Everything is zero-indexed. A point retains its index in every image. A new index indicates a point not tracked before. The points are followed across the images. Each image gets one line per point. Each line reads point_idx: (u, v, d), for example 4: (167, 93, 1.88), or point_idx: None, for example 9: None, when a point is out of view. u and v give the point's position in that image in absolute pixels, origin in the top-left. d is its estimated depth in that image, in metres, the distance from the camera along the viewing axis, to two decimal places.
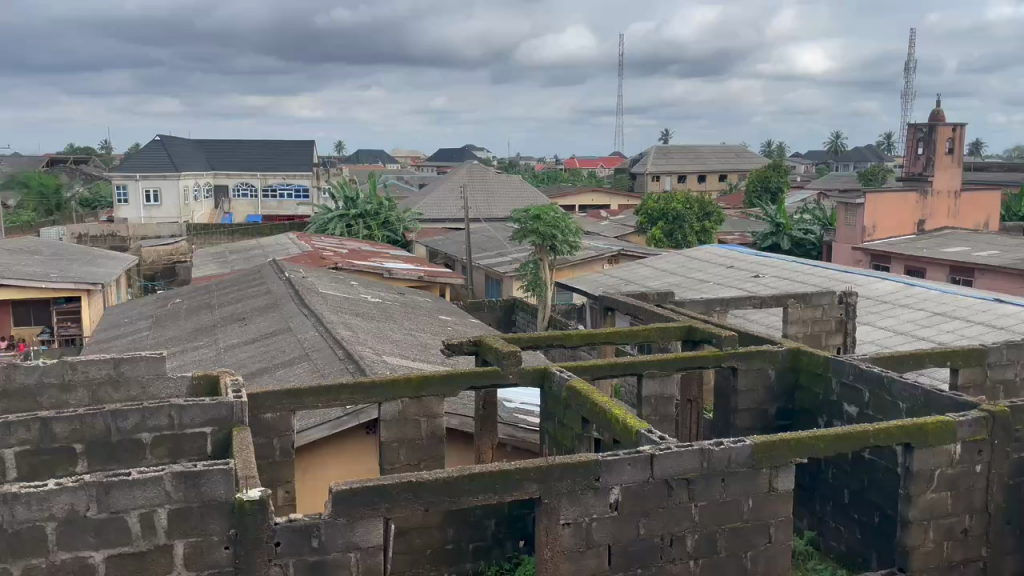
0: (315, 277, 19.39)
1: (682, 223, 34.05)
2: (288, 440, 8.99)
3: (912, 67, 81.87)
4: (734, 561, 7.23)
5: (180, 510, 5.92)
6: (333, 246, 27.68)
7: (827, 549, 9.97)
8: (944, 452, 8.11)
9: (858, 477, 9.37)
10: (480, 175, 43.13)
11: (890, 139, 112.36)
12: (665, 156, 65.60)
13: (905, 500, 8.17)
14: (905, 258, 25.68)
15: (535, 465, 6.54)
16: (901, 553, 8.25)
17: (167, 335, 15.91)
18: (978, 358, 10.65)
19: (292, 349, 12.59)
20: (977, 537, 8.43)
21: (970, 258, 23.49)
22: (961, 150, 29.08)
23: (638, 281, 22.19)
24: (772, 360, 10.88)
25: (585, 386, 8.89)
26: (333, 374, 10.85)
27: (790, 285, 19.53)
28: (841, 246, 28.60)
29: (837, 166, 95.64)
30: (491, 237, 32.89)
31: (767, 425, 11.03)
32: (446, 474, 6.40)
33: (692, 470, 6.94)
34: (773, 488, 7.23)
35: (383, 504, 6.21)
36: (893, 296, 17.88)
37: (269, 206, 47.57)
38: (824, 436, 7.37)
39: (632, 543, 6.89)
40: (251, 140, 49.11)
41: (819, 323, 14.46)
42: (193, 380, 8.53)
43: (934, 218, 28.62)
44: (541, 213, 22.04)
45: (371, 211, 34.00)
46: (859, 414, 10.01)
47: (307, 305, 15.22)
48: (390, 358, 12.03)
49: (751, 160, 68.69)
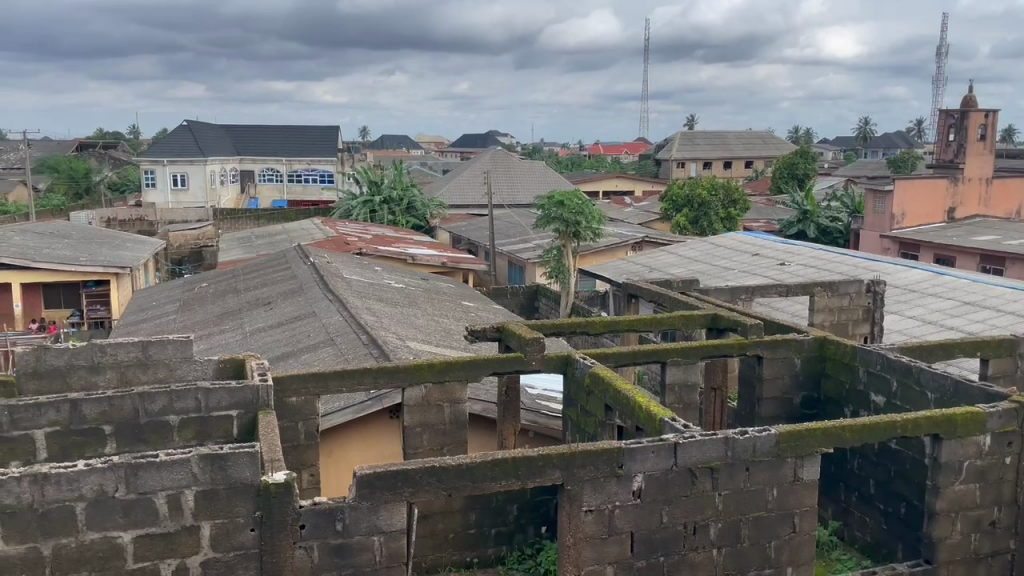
0: (339, 262, 19.49)
1: (707, 210, 33.78)
2: (313, 423, 9.06)
3: (943, 50, 80.18)
4: (757, 550, 7.19)
5: (207, 492, 5.99)
6: (357, 231, 27.79)
7: (852, 540, 9.90)
8: (973, 443, 7.99)
9: (884, 467, 9.27)
10: (504, 160, 43.07)
11: (920, 124, 110.28)
12: (689, 143, 65.18)
13: (932, 491, 8.09)
14: (933, 246, 25.39)
15: (558, 452, 6.53)
16: (927, 545, 8.16)
17: (194, 318, 16.13)
18: (1010, 348, 10.43)
19: (316, 333, 12.70)
20: (1006, 529, 8.31)
21: (1002, 246, 23.08)
22: (993, 136, 28.23)
23: (662, 269, 22.08)
24: (798, 349, 10.78)
25: (608, 373, 8.85)
26: (357, 358, 10.93)
27: (816, 273, 19.33)
28: (869, 233, 28.33)
29: (866, 152, 94.41)
30: (514, 224, 32.89)
31: (792, 413, 10.95)
32: (469, 459, 6.41)
33: (716, 459, 6.89)
34: (797, 478, 7.17)
35: (405, 488, 6.24)
36: (921, 285, 17.62)
37: (294, 191, 47.85)
38: (851, 425, 7.28)
39: (655, 531, 6.87)
40: (276, 125, 49.36)
41: (845, 312, 14.29)
42: (219, 363, 8.67)
43: (965, 206, 28.10)
44: (564, 200, 21.87)
45: (396, 196, 34.07)
46: (887, 403, 9.89)
47: (331, 290, 15.31)
48: (414, 344, 12.08)
49: (778, 146, 67.91)
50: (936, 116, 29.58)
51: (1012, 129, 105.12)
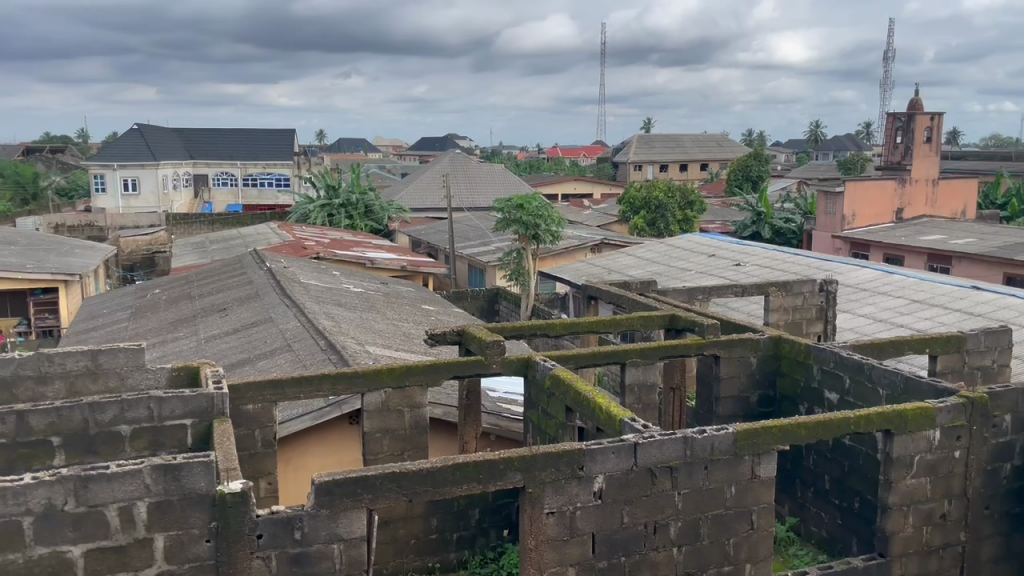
0: (297, 267, 19.23)
1: (665, 212, 34.09)
2: (270, 431, 8.92)
3: (890, 56, 82.09)
4: (717, 548, 7.27)
5: (159, 503, 5.86)
6: (314, 235, 27.51)
7: (808, 535, 10.06)
8: (923, 438, 8.19)
9: (839, 463, 9.46)
10: (463, 163, 43.04)
11: (868, 128, 112.93)
12: (646, 146, 65.85)
13: (886, 485, 8.25)
14: (883, 246, 26.00)
15: (519, 455, 6.52)
16: (881, 538, 8.31)
17: (147, 325, 15.77)
18: (957, 344, 10.68)
19: (273, 339, 12.52)
20: (956, 522, 8.54)
21: (948, 245, 23.75)
22: (938, 138, 28.83)
23: (621, 270, 22.26)
24: (754, 348, 10.94)
25: (568, 374, 8.88)
26: (316, 364, 10.80)
27: (771, 273, 19.66)
28: (821, 234, 28.91)
29: (818, 155, 96.32)
30: (474, 227, 32.90)
31: (748, 412, 11.11)
32: (429, 464, 6.37)
33: (675, 458, 6.96)
34: (755, 475, 7.27)
35: (365, 495, 6.18)
36: (872, 284, 18.03)
37: (249, 196, 47.21)
38: (806, 423, 7.43)
39: (615, 532, 6.90)
40: (230, 129, 48.60)
41: (799, 311, 14.55)
42: (172, 371, 8.44)
43: (912, 207, 28.83)
44: (524, 203, 21.86)
45: (354, 200, 33.78)
46: (840, 401, 10.07)
47: (288, 295, 15.12)
48: (373, 348, 11.98)
49: (732, 149, 68.91)
50: (884, 119, 30.10)
51: (957, 131, 108.03)
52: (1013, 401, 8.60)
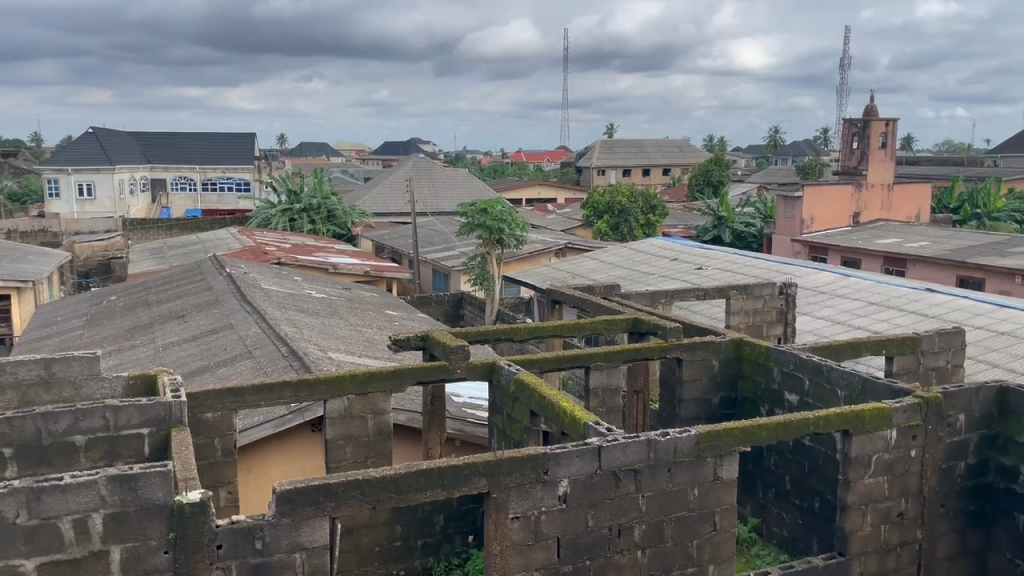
0: (257, 273, 18.99)
1: (628, 217, 34.36)
2: (230, 440, 8.77)
3: (846, 64, 83.70)
4: (680, 550, 7.32)
5: (115, 514, 5.74)
6: (276, 241, 27.20)
7: (770, 535, 10.18)
8: (880, 438, 8.34)
9: (799, 464, 9.60)
10: (427, 168, 42.93)
11: (825, 134, 115.08)
12: (609, 151, 66.32)
13: (844, 485, 8.38)
14: (841, 250, 26.51)
15: (482, 460, 6.50)
16: (840, 538, 8.44)
17: (102, 333, 15.44)
18: (912, 345, 10.90)
19: (234, 346, 12.33)
20: (913, 520, 8.71)
21: (903, 249, 24.30)
22: (893, 143, 29.39)
23: (585, 274, 22.37)
24: (715, 350, 11.06)
25: (532, 379, 8.89)
26: (277, 371, 10.66)
27: (732, 276, 19.91)
28: (780, 238, 29.36)
29: (777, 160, 97.88)
30: (438, 231, 32.82)
31: (710, 414, 11.23)
32: (392, 471, 6.32)
33: (639, 461, 6.99)
34: (717, 476, 7.34)
35: (328, 503, 6.11)
36: (830, 286, 18.36)
37: (209, 201, 46.56)
38: (766, 425, 7.53)
39: (580, 535, 6.91)
40: (188, 133, 47.89)
41: (760, 314, 14.75)
42: (128, 380, 8.27)
43: (868, 211, 29.44)
44: (488, 207, 21.88)
45: (316, 205, 33.50)
46: (800, 402, 10.22)
47: (248, 301, 14.93)
48: (335, 355, 11.87)
49: (693, 154, 69.72)
50: (840, 125, 30.53)
51: (910, 136, 110.53)
52: (967, 401, 8.82)
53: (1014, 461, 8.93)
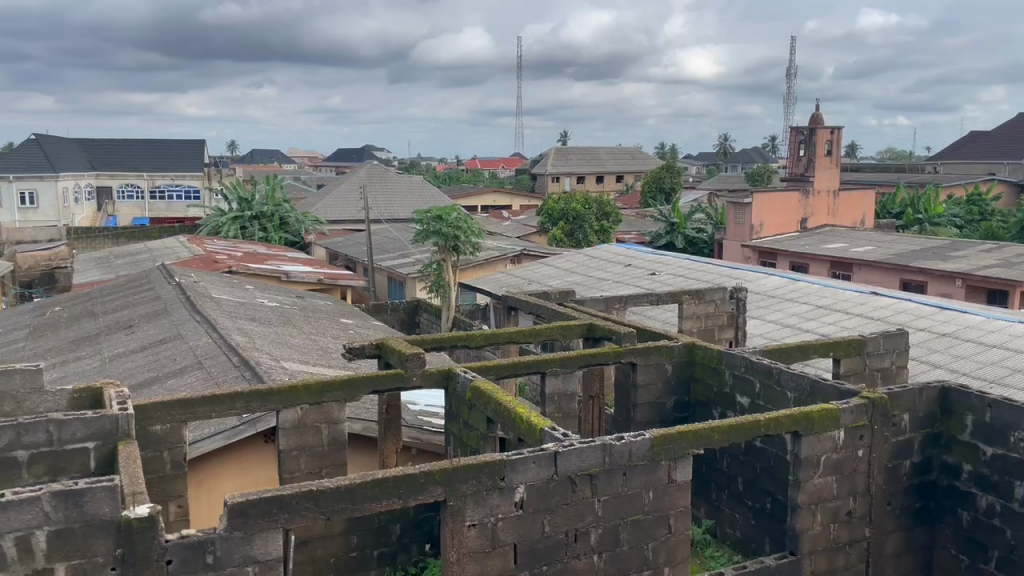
0: (208, 282, 18.66)
1: (582, 223, 34.65)
2: (180, 452, 8.60)
3: (792, 74, 85.62)
4: (636, 554, 7.38)
5: (60, 531, 5.59)
6: (227, 249, 26.77)
7: (724, 536, 10.32)
8: (829, 438, 8.52)
9: (751, 465, 9.77)
10: (380, 175, 42.72)
11: (773, 142, 117.49)
12: (563, 158, 66.79)
13: (795, 486, 8.53)
14: (790, 254, 27.09)
15: (438, 468, 6.48)
16: (792, 537, 8.59)
17: (46, 345, 15.01)
18: (858, 347, 11.16)
19: (183, 357, 12.09)
20: (861, 518, 8.91)
21: (849, 253, 24.93)
22: (839, 151, 30.13)
23: (540, 280, 22.47)
24: (669, 355, 11.19)
25: (488, 385, 8.89)
26: (228, 382, 10.48)
27: (685, 281, 20.18)
28: (731, 243, 29.79)
29: (727, 167, 99.70)
30: (393, 239, 32.66)
31: (665, 418, 11.36)
32: (348, 481, 6.26)
33: (595, 466, 7.04)
34: (671, 479, 7.42)
35: (281, 515, 6.03)
36: (780, 290, 18.74)
37: (157, 209, 45.72)
38: (719, 427, 7.65)
39: (536, 541, 6.93)
40: (136, 139, 46.92)
41: (712, 318, 14.97)
42: (73, 393, 8.05)
43: (815, 217, 30.13)
44: (443, 214, 21.85)
45: (268, 212, 33.07)
46: (751, 404, 10.39)
47: (198, 310, 14.66)
48: (289, 364, 11.72)
49: (646, 161, 70.60)
50: (787, 133, 31.29)
51: (855, 144, 113.52)
52: (910, 401, 9.08)
53: (956, 459, 9.21)
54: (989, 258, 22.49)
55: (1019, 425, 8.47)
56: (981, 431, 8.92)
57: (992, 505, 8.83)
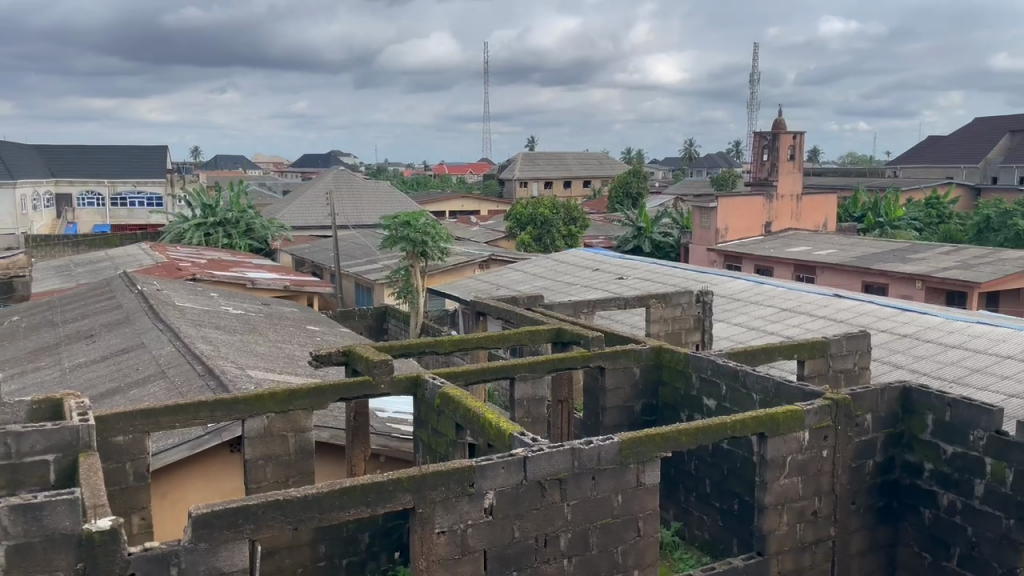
0: (171, 289, 18.39)
1: (550, 227, 34.77)
2: (143, 463, 8.45)
3: (755, 80, 86.80)
4: (605, 557, 7.41)
5: (19, 546, 5.47)
6: (190, 256, 26.40)
7: (692, 538, 10.39)
8: (794, 439, 8.63)
9: (718, 467, 9.86)
10: (347, 180, 42.47)
11: (738, 147, 118.97)
12: (531, 163, 66.98)
13: (762, 487, 8.61)
14: (754, 258, 27.43)
15: (407, 475, 6.44)
16: (759, 538, 8.68)
17: (4, 356, 14.65)
18: (822, 349, 11.31)
19: (146, 366, 11.88)
20: (826, 517, 9.04)
21: (812, 257, 25.33)
22: (800, 156, 30.54)
23: (509, 285, 22.49)
24: (636, 358, 11.26)
25: (457, 391, 8.86)
26: (192, 391, 10.32)
27: (652, 285, 20.32)
28: (697, 247, 30.18)
29: (693, 172, 100.70)
30: (360, 245, 32.48)
31: (633, 421, 11.43)
32: (315, 490, 6.19)
33: (564, 470, 7.05)
34: (640, 482, 7.47)
35: (247, 526, 5.95)
36: (745, 293, 18.99)
37: (119, 216, 44.91)
38: (686, 429, 7.70)
39: (506, 546, 6.92)
40: (96, 146, 46.10)
41: (679, 322, 15.10)
42: (32, 404, 7.87)
43: (779, 221, 30.61)
44: (411, 220, 21.78)
45: (232, 218, 32.68)
46: (718, 406, 10.49)
47: (161, 319, 14.42)
48: (255, 372, 11.58)
49: (613, 166, 71.07)
50: (751, 138, 31.55)
51: (817, 149, 115.46)
52: (873, 401, 9.25)
53: (918, 458, 9.38)
54: (948, 260, 23.00)
55: (978, 423, 8.67)
56: (942, 430, 9.10)
57: (954, 503, 9.01)
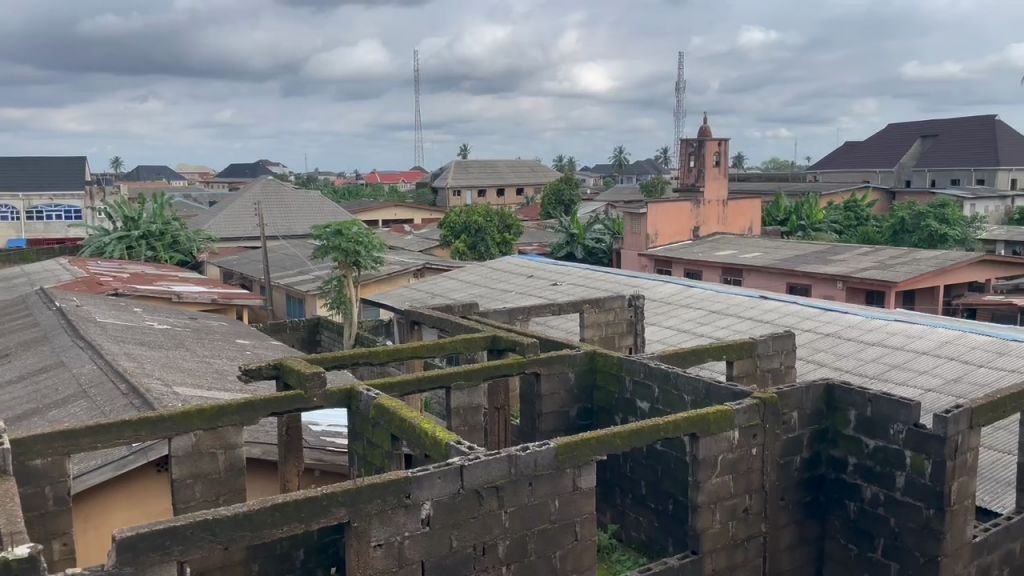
0: (92, 305, 17.71)
1: (484, 235, 34.82)
2: (64, 487, 8.12)
3: (681, 88, 88.75)
4: (543, 562, 7.43)
5: None
6: (112, 270, 25.47)
7: (629, 540, 10.51)
8: (724, 438, 8.83)
9: (653, 468, 10.01)
10: (276, 189, 41.72)
11: (666, 154, 121.44)
12: (463, 171, 66.97)
13: (695, 486, 8.79)
14: (684, 263, 28.00)
15: (341, 489, 6.36)
16: (693, 537, 8.84)
17: None
18: (749, 350, 11.61)
19: (66, 387, 11.41)
20: (757, 514, 9.27)
21: (739, 260, 25.99)
22: (726, 162, 31.45)
23: (443, 294, 22.40)
24: (571, 363, 11.37)
25: (393, 401, 8.78)
26: (115, 411, 9.96)
27: (586, 291, 20.55)
28: (628, 252, 30.66)
29: (623, 179, 102.27)
30: (290, 255, 31.92)
31: (569, 426, 11.54)
32: (245, 507, 6.05)
33: (501, 478, 7.06)
34: (576, 486, 7.52)
35: (175, 548, 5.77)
36: (675, 297, 19.33)
37: (34, 230, 43.00)
38: (620, 433, 7.79)
39: (444, 557, 6.88)
40: (8, 157, 44.13)
41: (612, 326, 15.29)
42: None
43: (706, 225, 31.33)
44: (343, 229, 21.52)
45: (156, 230, 31.70)
46: (650, 408, 10.66)
47: (81, 336, 13.87)
48: (182, 389, 11.24)
49: (545, 174, 71.65)
50: (678, 145, 32.53)
51: (742, 156, 118.98)
52: (798, 399, 9.53)
53: (842, 453, 9.69)
54: (867, 261, 23.92)
55: (897, 417, 9.02)
56: (863, 425, 9.44)
57: (877, 495, 9.34)
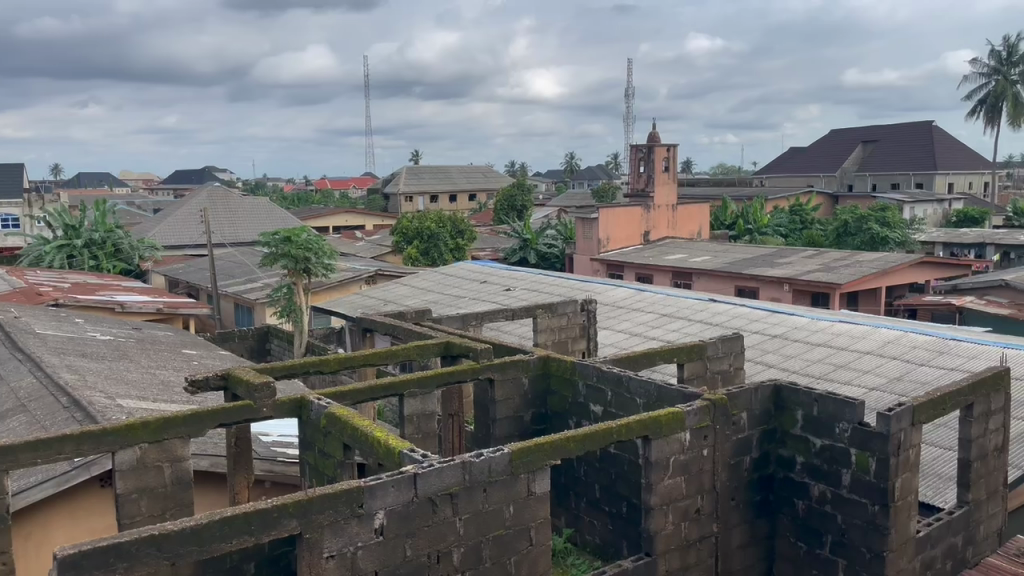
0: (31, 316, 17.17)
1: (437, 241, 34.73)
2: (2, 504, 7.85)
3: (630, 95, 89.92)
4: (499, 568, 7.42)
5: None
6: (52, 280, 24.74)
7: (583, 543, 10.55)
8: (675, 440, 8.92)
9: (606, 471, 10.07)
10: (223, 196, 40.97)
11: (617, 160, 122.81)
12: (415, 177, 66.70)
13: (647, 488, 8.86)
14: (635, 267, 28.32)
15: (293, 500, 6.25)
16: (646, 539, 8.91)
17: None
18: (700, 352, 11.76)
19: (3, 401, 11.05)
20: (709, 514, 9.39)
21: (689, 264, 26.38)
22: (674, 167, 31.63)
23: (396, 300, 22.24)
24: (525, 368, 11.38)
25: (344, 410, 8.67)
26: (57, 425, 9.67)
27: (539, 296, 20.61)
28: (581, 257, 30.85)
29: (574, 185, 103.02)
30: (239, 263, 31.42)
31: (523, 431, 11.54)
32: (193, 521, 5.91)
33: (455, 484, 7.02)
34: (530, 492, 7.53)
35: (121, 564, 5.61)
36: (627, 301, 19.52)
37: None
38: (573, 437, 7.82)
39: (398, 566, 6.82)
40: None
41: (565, 330, 15.35)
42: None
43: (657, 230, 31.71)
44: (292, 236, 21.18)
45: (98, 239, 30.89)
46: (604, 412, 10.73)
47: (20, 348, 13.44)
48: (126, 402, 10.95)
49: (497, 179, 71.82)
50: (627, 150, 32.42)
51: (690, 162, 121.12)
52: (747, 400, 9.69)
53: (790, 452, 9.88)
54: (811, 264, 24.49)
55: (843, 416, 9.23)
56: (811, 424, 9.63)
57: (824, 493, 9.55)
